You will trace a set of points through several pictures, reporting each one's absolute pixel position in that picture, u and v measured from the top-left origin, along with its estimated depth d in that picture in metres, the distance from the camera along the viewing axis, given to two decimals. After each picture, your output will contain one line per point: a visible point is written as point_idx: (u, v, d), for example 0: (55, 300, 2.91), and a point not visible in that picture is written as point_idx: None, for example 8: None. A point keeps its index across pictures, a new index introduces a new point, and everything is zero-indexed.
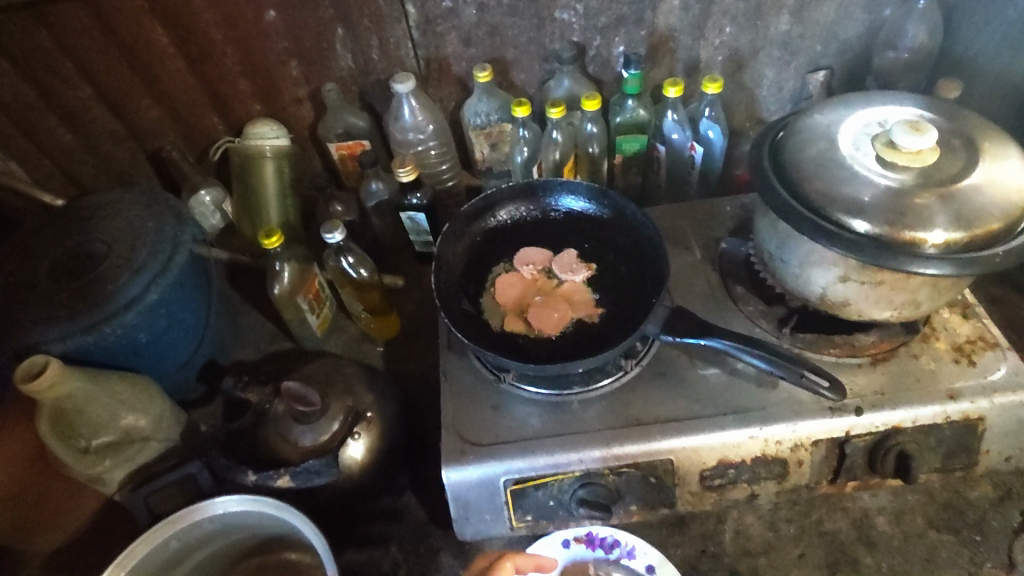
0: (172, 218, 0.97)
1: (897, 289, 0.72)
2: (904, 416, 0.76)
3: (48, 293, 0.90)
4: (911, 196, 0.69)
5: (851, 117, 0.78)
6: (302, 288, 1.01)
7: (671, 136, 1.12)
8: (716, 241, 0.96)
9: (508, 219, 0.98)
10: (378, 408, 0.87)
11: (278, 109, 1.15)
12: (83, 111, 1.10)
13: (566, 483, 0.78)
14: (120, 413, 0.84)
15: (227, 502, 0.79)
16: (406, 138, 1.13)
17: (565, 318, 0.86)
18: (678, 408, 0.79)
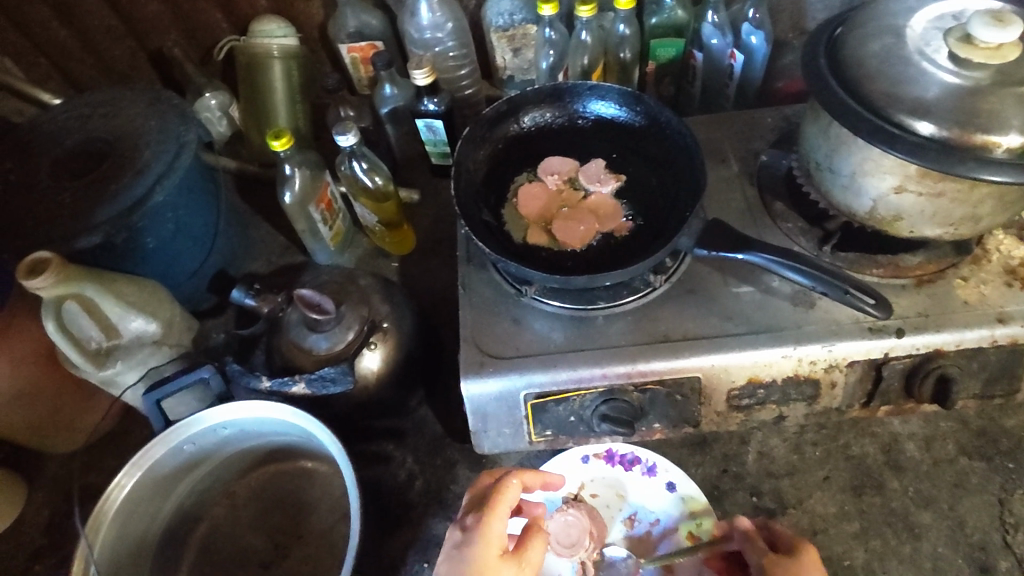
0: (175, 116, 0.92)
1: (958, 201, 0.66)
2: (948, 340, 0.72)
3: (50, 193, 0.85)
4: (986, 97, 0.62)
5: (924, 9, 0.70)
6: (314, 198, 0.96)
7: (710, 41, 1.02)
8: (755, 153, 0.90)
9: (532, 127, 0.91)
10: (394, 320, 0.84)
11: (286, 6, 1.07)
12: (77, 3, 1.03)
13: (588, 399, 0.75)
14: (128, 315, 0.81)
15: (240, 407, 0.77)
16: (424, 37, 1.04)
17: (591, 230, 0.82)
18: (708, 326, 0.75)
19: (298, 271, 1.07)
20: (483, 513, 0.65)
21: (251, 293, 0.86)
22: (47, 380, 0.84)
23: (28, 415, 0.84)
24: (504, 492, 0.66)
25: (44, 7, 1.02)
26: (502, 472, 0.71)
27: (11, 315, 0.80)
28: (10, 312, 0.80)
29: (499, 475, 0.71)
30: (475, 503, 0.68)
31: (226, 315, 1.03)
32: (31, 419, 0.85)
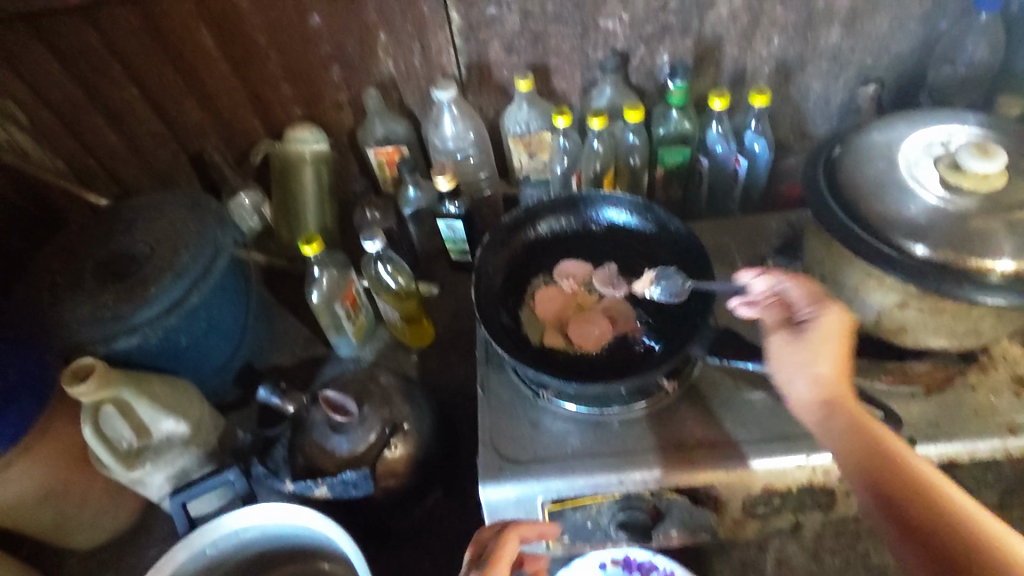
0: (214, 221, 0.98)
1: (958, 317, 0.70)
2: (960, 450, 0.74)
3: (93, 295, 0.89)
4: (980, 223, 0.66)
5: (912, 135, 0.75)
6: (339, 295, 1.00)
7: (714, 147, 1.09)
8: (762, 259, 0.94)
9: (548, 232, 0.96)
10: (415, 421, 0.87)
11: (318, 114, 1.14)
12: (128, 112, 1.09)
13: (605, 505, 0.77)
14: (161, 416, 0.85)
15: (264, 511, 0.79)
16: (447, 146, 1.13)
17: (606, 334, 0.85)
18: (721, 432, 0.77)
19: (320, 364, 1.11)
20: (488, 563, 0.65)
21: (278, 391, 0.90)
22: (75, 478, 0.87)
23: (57, 513, 0.87)
24: (506, 545, 0.67)
25: (98, 116, 1.08)
26: (497, 524, 0.71)
27: (49, 417, 0.83)
28: (49, 413, 0.83)
29: (497, 527, 0.71)
30: (475, 560, 0.67)
31: (250, 409, 1.07)
32: (58, 517, 0.87)
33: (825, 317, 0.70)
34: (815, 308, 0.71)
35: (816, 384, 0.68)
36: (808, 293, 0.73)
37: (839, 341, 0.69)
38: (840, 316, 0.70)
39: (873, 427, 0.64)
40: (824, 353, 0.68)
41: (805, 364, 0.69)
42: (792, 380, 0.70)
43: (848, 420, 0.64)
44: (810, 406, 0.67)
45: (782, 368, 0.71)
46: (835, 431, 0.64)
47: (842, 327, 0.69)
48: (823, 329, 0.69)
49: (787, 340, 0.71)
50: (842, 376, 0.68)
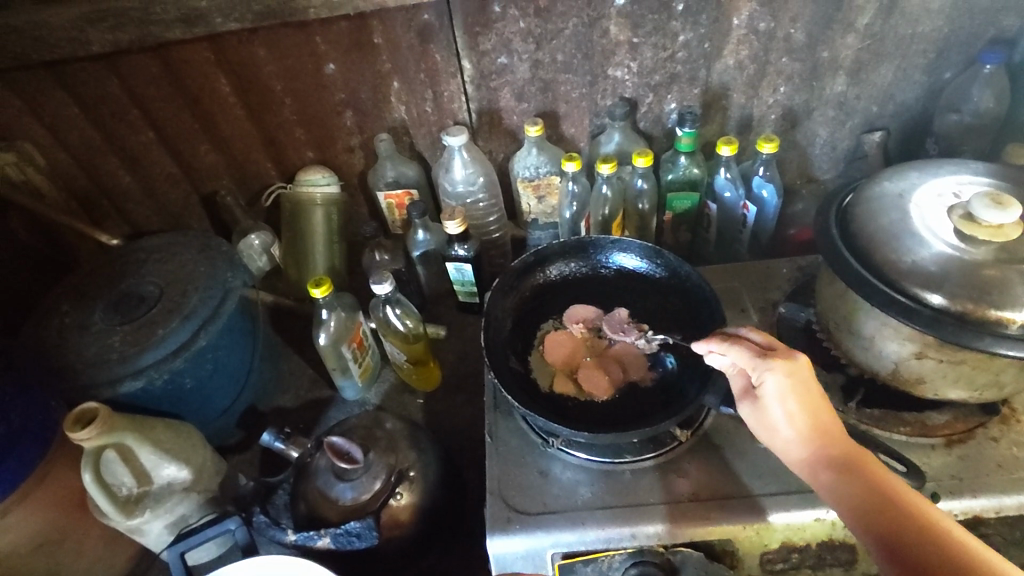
0: (224, 263, 0.98)
1: (979, 368, 0.68)
2: (986, 506, 0.71)
3: (101, 336, 0.89)
4: (997, 273, 0.65)
5: (924, 185, 0.75)
6: (347, 338, 1.00)
7: (723, 194, 1.10)
8: (773, 304, 0.94)
9: (558, 276, 0.96)
10: (421, 468, 0.85)
11: (330, 157, 1.16)
12: (143, 155, 1.11)
13: (618, 559, 0.73)
14: (163, 462, 0.84)
15: (261, 563, 0.76)
16: (457, 190, 1.13)
17: (617, 381, 0.84)
18: (735, 485, 0.75)
19: (325, 407, 1.09)
20: None
21: (282, 436, 0.89)
22: (72, 525, 0.85)
23: (51, 562, 0.85)
24: None
25: (114, 159, 1.10)
26: None
27: (49, 462, 0.82)
28: (50, 458, 0.82)
29: None
30: None
31: (252, 453, 1.05)
32: (52, 566, 0.85)
33: (771, 376, 0.63)
34: (756, 366, 0.64)
35: (803, 442, 0.63)
36: (754, 346, 0.65)
37: (806, 390, 0.63)
38: (799, 362, 0.63)
39: (869, 472, 0.60)
40: (792, 411, 0.63)
41: (782, 427, 0.64)
42: (775, 442, 0.65)
43: (838, 473, 0.60)
44: (798, 467, 0.63)
45: (761, 431, 0.66)
46: (829, 487, 0.60)
47: (804, 373, 0.63)
48: (780, 387, 0.63)
49: (755, 403, 0.66)
50: (826, 426, 0.63)
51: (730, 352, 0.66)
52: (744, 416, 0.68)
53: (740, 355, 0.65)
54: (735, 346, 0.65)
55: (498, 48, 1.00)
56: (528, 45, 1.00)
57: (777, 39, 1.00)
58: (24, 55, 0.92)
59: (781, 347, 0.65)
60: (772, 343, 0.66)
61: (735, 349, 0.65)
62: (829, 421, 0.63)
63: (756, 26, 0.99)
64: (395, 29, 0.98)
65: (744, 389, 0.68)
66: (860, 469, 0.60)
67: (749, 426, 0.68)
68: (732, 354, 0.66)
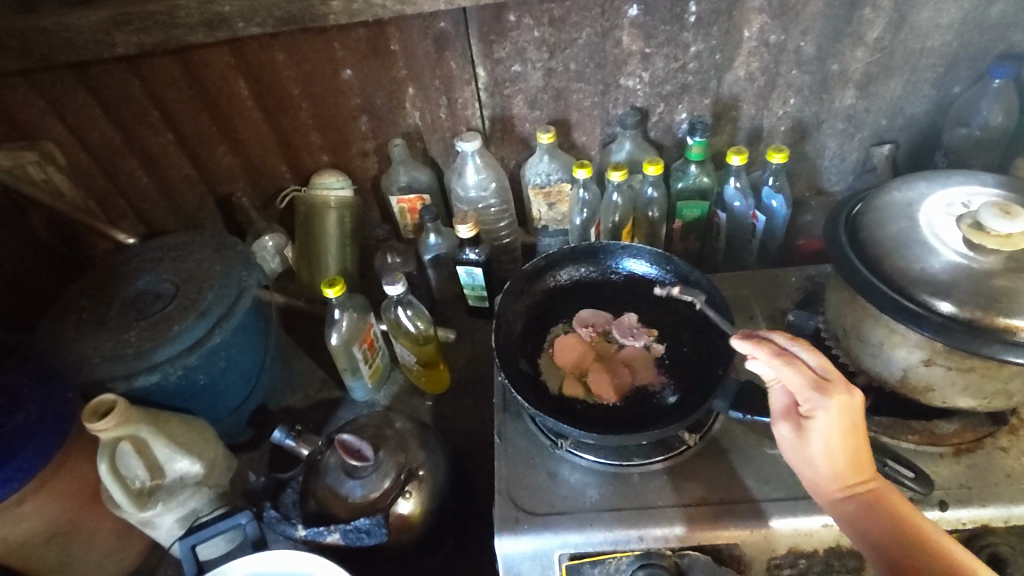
0: (239, 262, 0.99)
1: (988, 376, 0.68)
2: (995, 515, 0.71)
3: (118, 331, 0.90)
4: (1005, 281, 0.66)
5: (933, 195, 0.76)
6: (358, 338, 1.01)
7: (732, 203, 1.11)
8: (782, 312, 0.94)
9: (568, 281, 0.97)
10: (430, 468, 0.85)
11: (344, 161, 1.17)
12: (162, 156, 1.12)
13: (625, 561, 0.74)
14: (176, 456, 0.85)
15: (273, 557, 0.77)
16: (469, 195, 1.15)
17: (626, 384, 0.84)
18: (742, 490, 0.75)
19: (334, 407, 1.10)
20: None
21: (292, 434, 0.91)
22: (84, 518, 0.86)
23: (62, 554, 0.86)
24: None
25: (134, 160, 1.12)
26: None
27: (65, 453, 0.83)
28: (65, 449, 0.83)
29: None
30: None
31: (261, 451, 1.06)
32: (62, 558, 0.86)
33: (826, 410, 0.61)
34: (812, 396, 0.62)
35: (836, 476, 0.62)
36: (812, 374, 0.63)
37: (854, 428, 0.61)
38: (854, 399, 0.61)
39: (893, 506, 0.60)
40: (835, 445, 0.61)
41: (820, 458, 0.62)
42: (806, 471, 0.64)
43: (862, 506, 0.61)
44: (821, 495, 0.63)
45: (793, 458, 0.64)
46: (851, 519, 0.61)
47: (857, 412, 0.62)
48: (832, 422, 0.61)
49: (798, 429, 0.63)
50: (861, 461, 0.62)
51: (784, 371, 0.63)
52: (780, 438, 0.65)
53: (796, 379, 0.63)
54: (791, 366, 0.63)
55: (512, 56, 1.02)
56: (542, 54, 1.02)
57: (787, 51, 1.02)
58: (50, 57, 0.94)
59: (837, 379, 0.63)
60: (830, 372, 0.63)
61: (791, 370, 0.63)
62: (864, 456, 0.62)
63: (767, 39, 1.00)
64: (412, 37, 1.00)
65: (786, 410, 0.65)
66: (882, 502, 0.61)
67: (780, 449, 0.66)
68: (788, 375, 0.63)
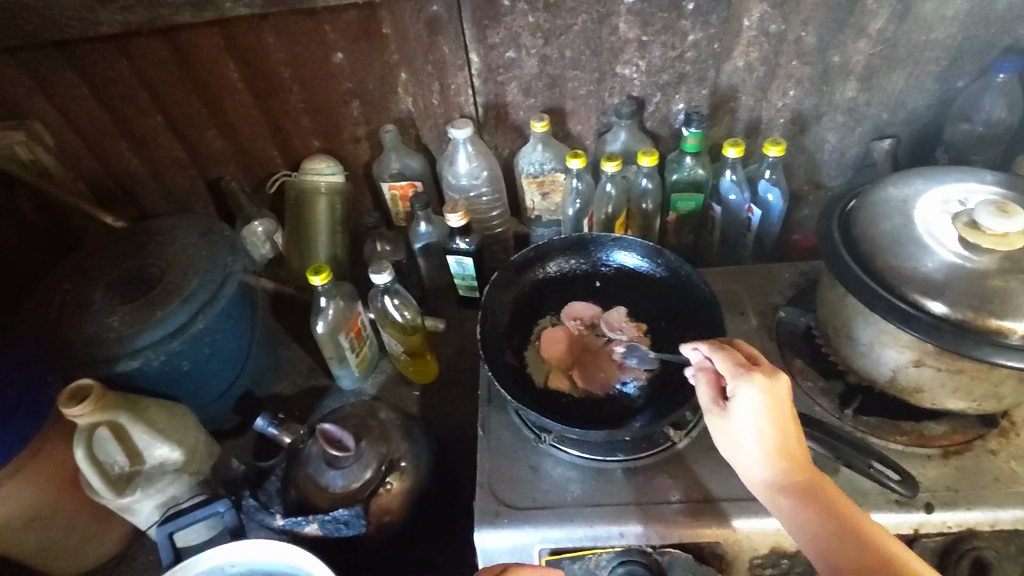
0: (225, 247, 0.98)
1: (978, 379, 0.67)
2: (981, 518, 0.70)
3: (100, 315, 0.89)
4: (998, 281, 0.64)
5: (930, 192, 0.74)
6: (344, 327, 1.00)
7: (727, 196, 1.08)
8: (774, 308, 0.93)
9: (557, 272, 0.96)
10: (412, 459, 0.85)
11: (336, 147, 1.16)
12: (151, 138, 1.11)
13: (605, 558, 0.72)
14: (156, 442, 0.85)
15: (251, 546, 0.76)
16: (461, 183, 1.13)
17: (612, 379, 0.83)
18: (727, 487, 0.74)
19: (321, 395, 1.09)
20: None
21: (275, 423, 0.89)
22: (64, 501, 0.86)
23: (41, 537, 0.86)
24: None
25: (122, 141, 1.10)
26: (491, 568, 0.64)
27: (44, 438, 0.82)
28: (44, 434, 0.82)
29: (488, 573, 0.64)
30: None
31: (246, 438, 1.05)
32: (42, 542, 0.87)
33: (749, 389, 0.61)
34: (736, 376, 0.62)
35: (767, 464, 0.61)
36: (737, 359, 0.64)
37: (780, 411, 0.61)
38: (780, 381, 0.61)
39: (831, 502, 0.59)
40: (761, 428, 0.61)
41: (748, 444, 0.62)
42: (738, 460, 0.63)
43: (798, 500, 0.60)
44: (757, 489, 0.62)
45: (725, 447, 0.64)
46: (788, 512, 0.60)
47: (782, 395, 0.61)
48: (755, 402, 0.61)
49: (724, 414, 0.63)
50: (793, 450, 0.61)
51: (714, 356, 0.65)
52: (709, 428, 0.65)
53: (724, 361, 0.64)
54: (721, 350, 0.65)
55: (507, 42, 1.00)
56: (537, 40, 1.00)
57: (787, 41, 0.99)
58: (34, 34, 0.94)
59: (764, 364, 0.63)
60: (761, 359, 0.64)
61: (720, 354, 0.64)
62: (797, 446, 0.62)
63: (767, 28, 0.98)
64: (405, 20, 0.98)
65: (714, 398, 0.65)
66: (819, 495, 0.60)
67: (713, 439, 0.65)
68: (716, 360, 0.65)
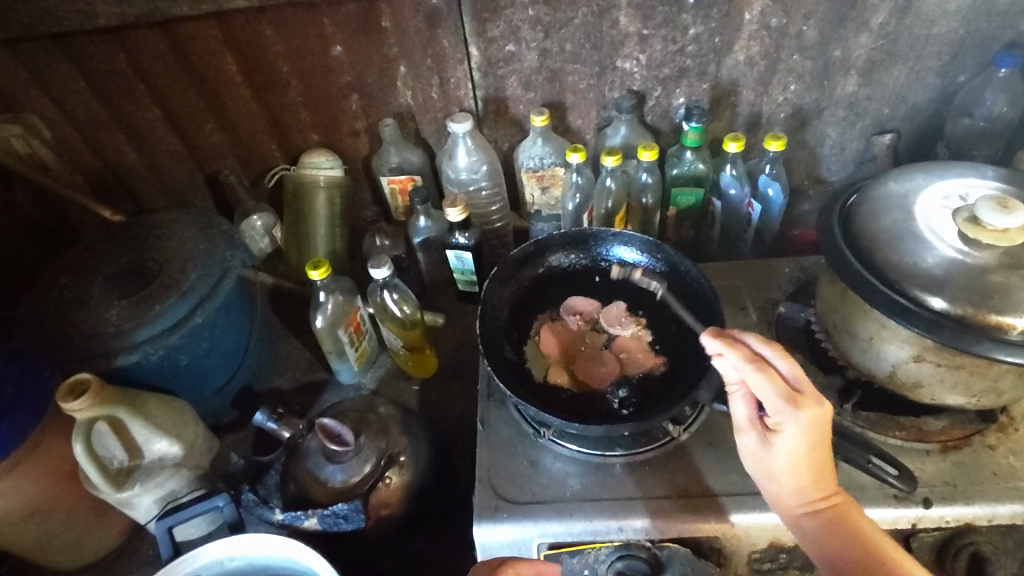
0: (224, 242, 0.97)
1: (977, 374, 0.67)
2: (979, 513, 0.70)
3: (97, 310, 0.89)
4: (997, 277, 0.64)
5: (930, 187, 0.74)
6: (343, 321, 0.99)
7: (728, 191, 1.09)
8: (774, 303, 0.93)
9: (557, 267, 0.96)
10: (411, 454, 0.85)
11: (335, 140, 1.15)
12: (149, 131, 1.10)
13: (604, 552, 0.73)
14: (155, 436, 0.85)
15: (252, 539, 0.76)
16: (460, 177, 1.13)
17: (612, 374, 0.83)
18: (727, 483, 0.74)
19: (320, 390, 1.10)
20: None
21: (274, 417, 0.90)
22: (63, 495, 0.87)
23: (40, 531, 0.86)
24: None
25: (120, 135, 1.10)
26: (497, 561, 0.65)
27: (43, 432, 0.82)
28: (43, 428, 0.82)
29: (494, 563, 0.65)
30: None
31: (245, 432, 1.06)
32: (41, 535, 0.87)
33: (794, 426, 0.59)
34: (782, 410, 0.59)
35: (797, 488, 0.62)
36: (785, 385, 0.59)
37: (821, 440, 0.59)
38: (826, 413, 0.58)
39: (855, 525, 0.60)
40: (799, 458, 0.60)
41: (784, 470, 0.61)
42: (768, 481, 0.63)
43: (822, 523, 0.61)
44: (783, 510, 0.63)
45: (758, 466, 0.64)
46: (810, 535, 0.61)
47: (826, 426, 0.59)
48: (798, 437, 0.59)
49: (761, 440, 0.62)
50: (825, 475, 0.61)
51: (756, 382, 0.60)
52: (745, 447, 0.65)
53: (770, 392, 0.59)
54: (764, 377, 0.59)
55: (507, 35, 0.99)
56: (537, 34, 0.99)
57: (789, 36, 0.99)
58: (31, 27, 0.93)
59: (810, 391, 0.59)
60: (804, 381, 0.60)
61: (764, 381, 0.59)
62: (829, 470, 0.61)
63: (768, 22, 0.98)
64: (404, 13, 0.97)
65: (751, 419, 0.63)
66: (843, 518, 0.60)
67: (746, 456, 0.65)
68: (758, 385, 0.60)
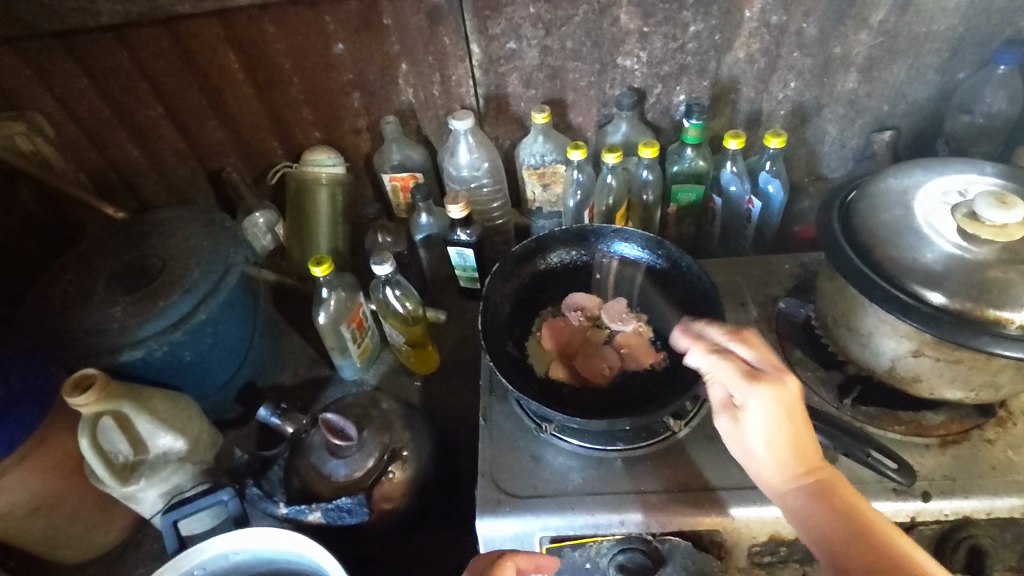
0: (227, 239, 0.98)
1: (976, 369, 0.68)
2: (977, 507, 0.71)
3: (101, 306, 0.90)
4: (996, 272, 0.65)
5: (929, 184, 0.75)
6: (346, 317, 1.00)
7: (728, 187, 1.09)
8: (774, 299, 0.94)
9: (558, 263, 0.96)
10: (414, 449, 0.86)
11: (337, 138, 1.16)
12: (151, 129, 1.11)
13: (605, 545, 0.74)
14: (160, 431, 0.86)
15: (255, 533, 0.77)
16: (462, 174, 1.13)
17: (613, 369, 0.84)
18: (727, 477, 0.75)
19: (323, 386, 1.10)
20: None
21: (278, 412, 0.91)
22: (68, 490, 0.87)
23: (46, 525, 0.87)
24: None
25: (122, 132, 1.10)
26: (496, 553, 0.66)
27: (48, 427, 0.83)
28: (48, 423, 0.83)
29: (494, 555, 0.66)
30: None
31: (249, 428, 1.06)
32: (47, 530, 0.87)
33: (757, 400, 0.60)
34: (744, 386, 0.61)
35: (778, 465, 0.62)
36: (744, 364, 0.63)
37: (790, 416, 0.61)
38: (789, 387, 0.61)
39: (842, 499, 0.60)
40: (771, 435, 0.61)
41: (760, 449, 0.62)
42: (749, 462, 0.63)
43: (808, 498, 0.60)
44: (769, 489, 0.63)
45: (736, 450, 0.64)
46: (798, 511, 0.60)
47: (791, 400, 0.61)
48: (765, 412, 0.61)
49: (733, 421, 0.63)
50: (804, 451, 0.62)
51: (716, 364, 0.64)
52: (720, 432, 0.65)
53: (728, 370, 0.63)
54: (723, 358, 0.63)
55: (508, 33, 1.00)
56: (538, 31, 0.99)
57: (788, 33, 0.99)
58: (34, 25, 0.94)
59: (772, 368, 0.62)
60: (766, 361, 0.63)
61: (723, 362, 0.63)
62: (808, 446, 0.62)
63: (768, 19, 0.98)
64: (405, 11, 0.98)
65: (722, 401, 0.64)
66: (829, 493, 0.60)
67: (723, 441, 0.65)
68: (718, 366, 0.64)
